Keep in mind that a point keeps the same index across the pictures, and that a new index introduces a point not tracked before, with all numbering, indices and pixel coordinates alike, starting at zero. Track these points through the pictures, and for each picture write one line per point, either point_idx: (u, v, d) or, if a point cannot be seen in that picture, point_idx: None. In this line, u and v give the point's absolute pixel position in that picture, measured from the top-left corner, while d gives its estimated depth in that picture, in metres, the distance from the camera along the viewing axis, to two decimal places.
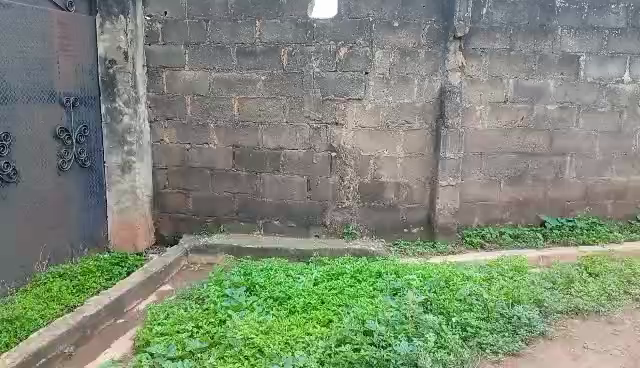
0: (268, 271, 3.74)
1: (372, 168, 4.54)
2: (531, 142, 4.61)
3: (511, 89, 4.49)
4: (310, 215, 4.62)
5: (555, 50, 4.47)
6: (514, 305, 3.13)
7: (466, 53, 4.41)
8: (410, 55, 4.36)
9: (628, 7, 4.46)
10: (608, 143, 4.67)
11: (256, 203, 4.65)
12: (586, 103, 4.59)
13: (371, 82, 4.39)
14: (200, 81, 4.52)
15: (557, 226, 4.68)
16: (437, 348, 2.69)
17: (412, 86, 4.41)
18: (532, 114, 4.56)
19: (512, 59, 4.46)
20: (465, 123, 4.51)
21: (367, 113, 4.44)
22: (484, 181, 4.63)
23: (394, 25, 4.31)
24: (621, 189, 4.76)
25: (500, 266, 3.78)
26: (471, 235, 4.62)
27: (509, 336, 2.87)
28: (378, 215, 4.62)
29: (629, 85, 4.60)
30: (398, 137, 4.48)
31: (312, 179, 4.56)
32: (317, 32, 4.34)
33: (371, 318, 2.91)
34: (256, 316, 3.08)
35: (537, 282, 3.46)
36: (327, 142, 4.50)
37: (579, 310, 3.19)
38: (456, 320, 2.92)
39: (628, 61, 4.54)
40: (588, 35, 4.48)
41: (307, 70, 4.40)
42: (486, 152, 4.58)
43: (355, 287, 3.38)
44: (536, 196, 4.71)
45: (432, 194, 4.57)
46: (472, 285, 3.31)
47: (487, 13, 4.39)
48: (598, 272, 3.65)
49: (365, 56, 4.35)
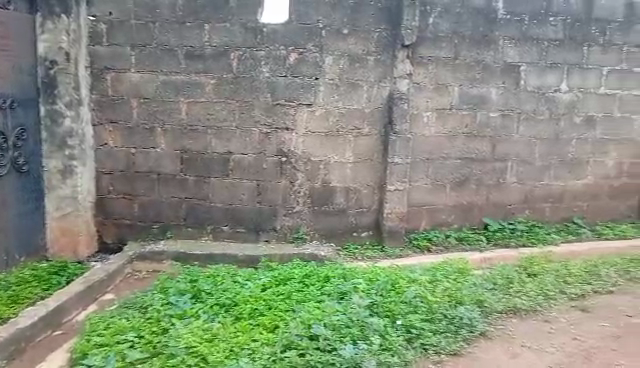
0: (214, 277, 3.69)
1: (323, 172, 4.56)
2: (475, 148, 4.77)
3: (456, 96, 4.64)
4: (260, 220, 4.59)
5: (497, 59, 4.66)
6: (457, 306, 3.21)
7: (413, 61, 4.52)
8: (360, 62, 4.44)
9: (565, 20, 4.73)
10: (547, 149, 4.91)
11: (205, 208, 4.57)
12: (526, 111, 4.80)
13: (322, 88, 4.43)
14: (147, 83, 4.41)
15: (499, 229, 4.86)
16: (382, 351, 2.71)
17: (361, 92, 4.49)
18: (476, 121, 4.72)
19: (457, 67, 4.60)
20: (413, 129, 4.62)
21: (317, 118, 4.47)
22: (430, 186, 4.74)
23: (344, 32, 4.38)
24: (558, 193, 5.02)
25: (445, 268, 3.86)
26: (418, 239, 4.72)
27: (452, 337, 2.94)
28: (328, 220, 4.64)
29: (565, 94, 4.86)
30: (347, 142, 4.54)
31: (262, 183, 4.54)
32: (268, 36, 4.34)
33: (317, 322, 2.89)
34: (201, 324, 3.01)
35: (479, 284, 3.56)
36: (277, 147, 4.49)
37: (518, 309, 3.31)
38: (401, 323, 2.96)
39: (564, 71, 4.81)
40: (528, 46, 4.69)
41: (257, 75, 4.38)
42: (433, 157, 4.70)
43: (303, 292, 3.37)
44: (480, 200, 4.88)
45: (381, 198, 4.65)
46: (418, 287, 3.37)
47: (434, 23, 4.51)
48: (537, 272, 3.82)
49: (315, 62, 4.39)
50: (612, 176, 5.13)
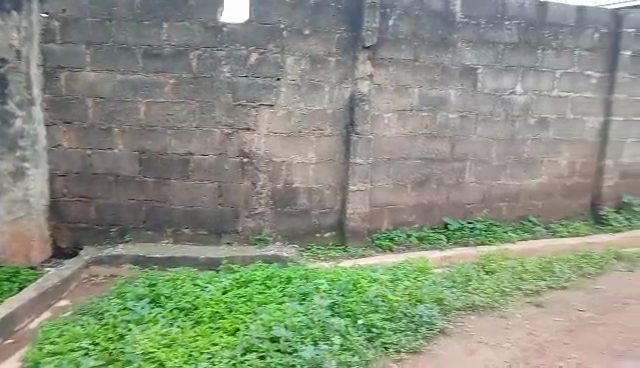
0: (174, 281, 3.62)
1: (285, 173, 4.55)
2: (435, 149, 4.86)
3: (416, 97, 4.71)
4: (222, 222, 4.54)
5: (455, 62, 4.76)
6: (417, 304, 3.25)
7: (374, 62, 4.55)
8: (321, 63, 4.46)
9: (520, 24, 4.88)
10: (503, 150, 5.05)
11: (164, 210, 4.49)
12: (483, 112, 4.93)
13: (283, 89, 4.41)
14: (103, 83, 4.29)
15: (458, 227, 4.97)
16: (343, 351, 2.72)
17: (323, 93, 4.50)
18: (435, 121, 4.81)
19: (417, 69, 4.67)
20: (374, 130, 4.66)
21: (279, 119, 4.45)
22: (392, 186, 4.80)
23: (305, 33, 4.38)
24: (514, 192, 5.17)
25: (405, 267, 3.91)
26: (381, 238, 4.76)
27: (412, 335, 2.98)
28: (291, 221, 4.63)
29: (520, 96, 5.01)
30: (310, 143, 4.54)
31: (223, 185, 4.49)
32: (228, 36, 4.30)
33: (278, 323, 2.88)
34: (159, 329, 2.95)
35: (439, 282, 3.63)
36: (239, 147, 4.45)
37: (475, 306, 3.39)
38: (362, 322, 2.97)
39: (519, 74, 4.96)
40: (485, 49, 4.81)
41: (218, 75, 4.33)
42: (394, 158, 4.75)
43: (264, 294, 3.35)
44: (440, 200, 4.97)
45: (344, 198, 4.67)
46: (379, 287, 3.40)
47: (393, 25, 4.56)
48: (494, 270, 3.93)
49: (276, 63, 4.37)
50: (565, 176, 5.32)
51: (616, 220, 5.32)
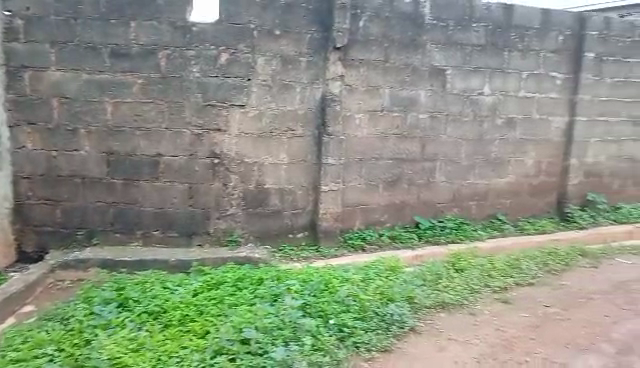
0: (143, 284, 3.56)
1: (257, 174, 4.52)
2: (406, 149, 4.91)
3: (387, 98, 4.75)
4: (193, 223, 4.48)
5: (425, 63, 4.82)
6: (388, 303, 3.28)
7: (345, 63, 4.57)
8: (292, 63, 4.45)
9: (487, 26, 4.97)
10: (472, 150, 5.14)
11: (134, 212, 4.41)
12: (452, 113, 5.01)
13: (254, 89, 4.39)
14: (69, 82, 4.19)
15: (429, 226, 5.03)
16: (314, 351, 2.73)
17: (294, 94, 4.49)
18: (406, 122, 4.86)
19: (387, 70, 4.71)
20: (346, 130, 4.67)
21: (250, 119, 4.42)
22: (364, 186, 4.82)
23: (276, 33, 4.38)
24: (483, 191, 5.26)
25: (377, 266, 3.94)
26: (353, 238, 4.78)
27: (383, 334, 3.00)
28: (263, 222, 4.61)
29: (488, 97, 5.11)
30: (281, 143, 4.53)
31: (194, 186, 4.44)
32: (197, 36, 4.25)
33: (248, 325, 2.86)
34: (127, 333, 2.90)
35: (410, 280, 3.66)
36: (209, 148, 4.40)
37: (445, 304, 3.44)
38: (334, 322, 2.98)
39: (487, 75, 5.05)
40: (454, 50, 4.89)
41: (188, 75, 4.28)
42: (366, 158, 4.78)
43: (235, 296, 3.32)
44: (411, 199, 5.02)
45: (316, 199, 4.68)
46: (350, 286, 3.42)
47: (364, 26, 4.58)
48: (463, 268, 3.99)
49: (247, 63, 4.35)
50: (532, 175, 5.44)
51: (581, 217, 5.48)
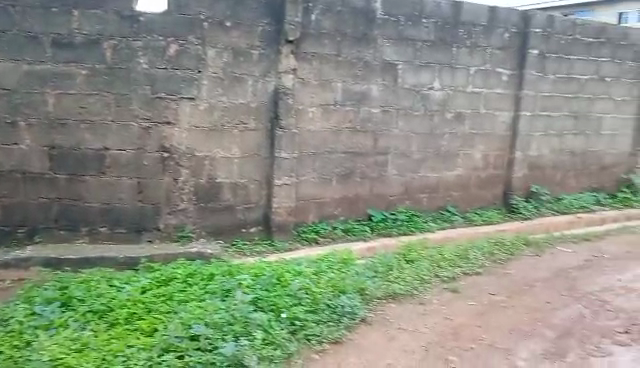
0: (88, 283, 3.44)
1: (208, 168, 4.43)
2: (358, 143, 4.95)
3: (340, 92, 4.77)
4: (142, 220, 4.33)
5: (377, 57, 4.87)
6: (340, 295, 3.30)
7: (297, 56, 4.55)
8: (244, 55, 4.39)
9: (437, 22, 5.07)
10: (422, 143, 5.25)
11: (79, 209, 4.23)
12: (404, 107, 5.09)
13: (205, 82, 4.30)
14: (8, 74, 3.99)
15: (382, 219, 5.10)
16: (265, 345, 2.72)
17: (246, 87, 4.44)
18: (358, 116, 4.90)
19: (339, 64, 4.73)
20: (299, 124, 4.66)
21: (200, 113, 4.33)
22: (317, 180, 4.83)
23: (227, 25, 4.30)
24: (434, 184, 5.38)
25: (329, 258, 3.96)
26: (307, 232, 4.78)
27: (334, 326, 3.03)
28: (215, 217, 4.52)
29: (438, 91, 5.22)
30: (233, 137, 4.46)
31: (143, 181, 4.29)
32: (145, 26, 4.13)
33: (198, 321, 2.82)
34: (70, 334, 2.80)
35: (362, 272, 3.70)
36: (159, 142, 4.28)
37: (396, 295, 3.51)
38: (286, 315, 2.98)
39: (437, 70, 5.16)
40: (404, 45, 4.97)
41: (135, 66, 4.15)
42: (319, 152, 4.79)
43: (185, 292, 3.26)
44: (364, 193, 5.07)
45: (269, 193, 4.65)
46: (303, 279, 3.42)
47: (316, 20, 4.57)
48: (414, 259, 4.07)
49: (197, 55, 4.25)
50: (480, 167, 5.61)
51: (525, 208, 5.70)
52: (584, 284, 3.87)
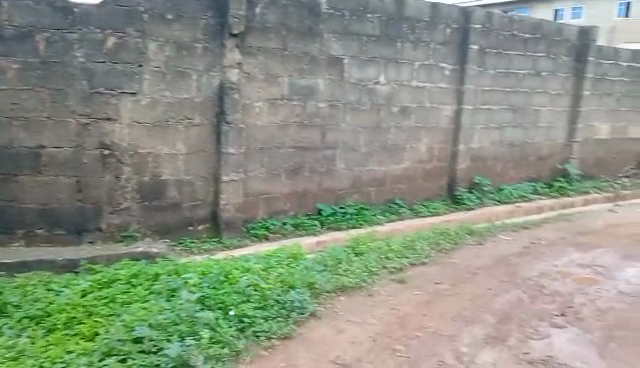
0: (24, 288, 3.27)
1: (152, 165, 4.29)
2: (307, 137, 4.95)
3: (286, 86, 4.75)
4: (83, 220, 4.15)
5: (323, 52, 4.88)
6: (289, 290, 3.29)
7: (242, 50, 4.49)
8: (187, 49, 4.28)
9: (381, 17, 5.14)
10: (369, 137, 5.31)
11: (13, 210, 4.00)
12: (350, 102, 5.13)
13: (146, 76, 4.17)
14: None
15: (331, 213, 5.13)
16: (212, 344, 2.68)
17: (190, 82, 4.33)
18: (306, 110, 4.89)
19: (286, 58, 4.70)
20: (246, 119, 4.60)
21: (142, 108, 4.19)
22: (266, 176, 4.79)
23: (168, 18, 4.18)
24: (382, 177, 5.46)
25: (279, 254, 3.94)
26: (256, 228, 4.74)
27: (283, 321, 3.02)
28: (160, 215, 4.39)
29: (384, 86, 5.29)
30: (178, 133, 4.35)
31: (82, 180, 4.11)
32: (80, 18, 3.95)
33: (142, 323, 2.74)
34: (4, 342, 2.66)
35: (311, 266, 3.71)
36: (99, 139, 4.10)
37: (345, 288, 3.54)
38: (233, 313, 2.94)
39: (382, 65, 5.23)
40: (350, 40, 4.99)
41: (71, 59, 3.95)
42: (267, 147, 4.75)
43: (129, 293, 3.16)
44: (313, 187, 5.07)
45: (217, 190, 4.57)
46: (251, 276, 3.38)
47: (261, 13, 4.52)
48: (363, 251, 4.12)
49: (137, 48, 4.11)
50: (425, 160, 5.74)
51: (469, 199, 5.89)
52: (523, 270, 4.04)
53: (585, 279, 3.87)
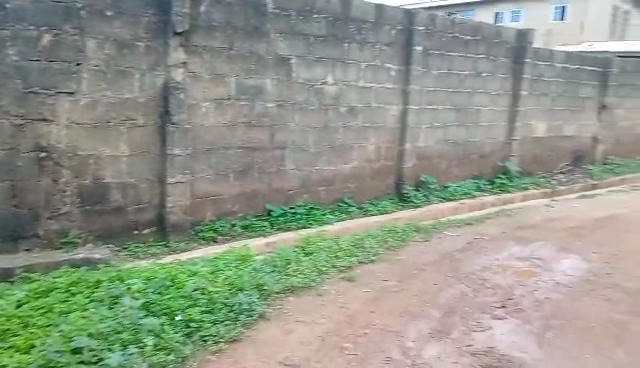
0: None
1: (93, 167, 4.13)
2: (255, 138, 4.91)
3: (233, 86, 4.69)
4: (19, 227, 3.89)
5: (270, 52, 4.85)
6: (238, 292, 3.26)
7: (187, 49, 4.40)
8: (128, 47, 4.14)
9: (328, 18, 5.16)
10: (318, 137, 5.34)
11: None
12: (299, 102, 5.13)
13: (85, 75, 3.99)
14: None
15: (281, 213, 5.12)
16: (157, 351, 2.61)
17: (132, 81, 4.20)
18: (254, 110, 4.85)
19: (232, 58, 4.64)
20: (192, 119, 4.52)
21: (82, 108, 4.01)
22: (214, 177, 4.72)
23: (108, 15, 4.02)
24: (331, 177, 5.50)
25: (227, 256, 3.89)
26: (204, 230, 4.66)
27: (232, 324, 2.99)
28: (103, 220, 4.23)
29: (331, 86, 5.33)
30: (120, 134, 4.21)
31: (17, 184, 3.84)
32: (13, 13, 3.69)
33: (82, 332, 2.63)
34: None
35: (260, 268, 3.68)
36: (35, 141, 3.87)
37: (294, 289, 3.54)
38: (180, 318, 2.88)
39: (330, 65, 5.26)
40: (297, 40, 5.00)
41: (3, 57, 3.68)
42: (214, 147, 4.68)
43: (68, 302, 3.03)
44: (262, 188, 5.04)
45: (163, 192, 4.46)
46: (198, 279, 3.33)
47: (205, 12, 4.44)
48: (312, 251, 4.14)
49: (75, 46, 3.92)
50: (373, 159, 5.83)
51: (416, 197, 6.04)
52: (467, 265, 4.17)
53: (524, 272, 4.03)
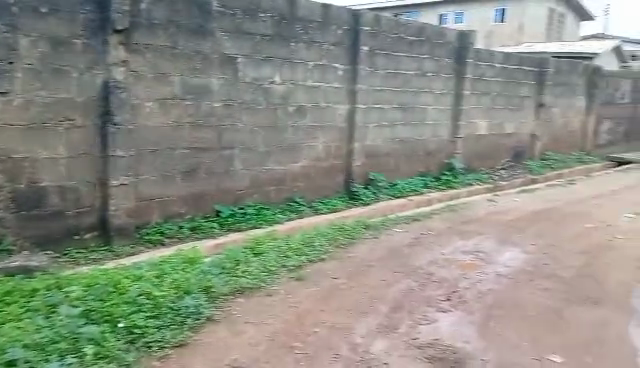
0: None
1: (29, 171, 3.92)
2: (202, 138, 4.82)
3: (178, 86, 4.59)
4: None
5: (215, 50, 4.78)
6: (184, 296, 3.20)
7: (128, 48, 4.26)
8: (65, 45, 3.96)
9: (274, 17, 5.14)
10: (267, 137, 5.30)
11: None
12: (246, 101, 5.08)
13: (18, 74, 3.78)
14: None
15: (230, 214, 5.06)
16: (97, 360, 2.53)
17: (70, 80, 4.02)
18: (200, 110, 4.77)
19: (176, 57, 4.54)
20: (135, 119, 4.38)
21: (15, 109, 3.80)
22: (159, 178, 4.60)
23: (42, 11, 3.83)
24: (280, 176, 5.48)
25: (174, 259, 3.81)
26: (151, 233, 4.55)
27: (178, 329, 2.92)
28: (40, 225, 4.03)
29: (279, 85, 5.31)
30: (58, 135, 4.02)
31: None
32: None
33: (16, 344, 2.51)
34: None
35: (208, 270, 3.63)
36: None
37: (243, 290, 3.51)
38: (123, 325, 2.80)
39: (277, 65, 5.24)
40: (243, 39, 4.94)
41: None
42: (159, 148, 4.56)
43: (2, 312, 2.87)
44: (210, 188, 4.96)
45: (105, 195, 4.31)
46: (142, 284, 3.24)
47: (147, 9, 4.32)
48: (262, 251, 4.11)
49: (6, 43, 3.70)
50: (322, 158, 5.85)
51: (365, 195, 6.14)
52: (415, 260, 4.26)
53: (469, 265, 4.16)
